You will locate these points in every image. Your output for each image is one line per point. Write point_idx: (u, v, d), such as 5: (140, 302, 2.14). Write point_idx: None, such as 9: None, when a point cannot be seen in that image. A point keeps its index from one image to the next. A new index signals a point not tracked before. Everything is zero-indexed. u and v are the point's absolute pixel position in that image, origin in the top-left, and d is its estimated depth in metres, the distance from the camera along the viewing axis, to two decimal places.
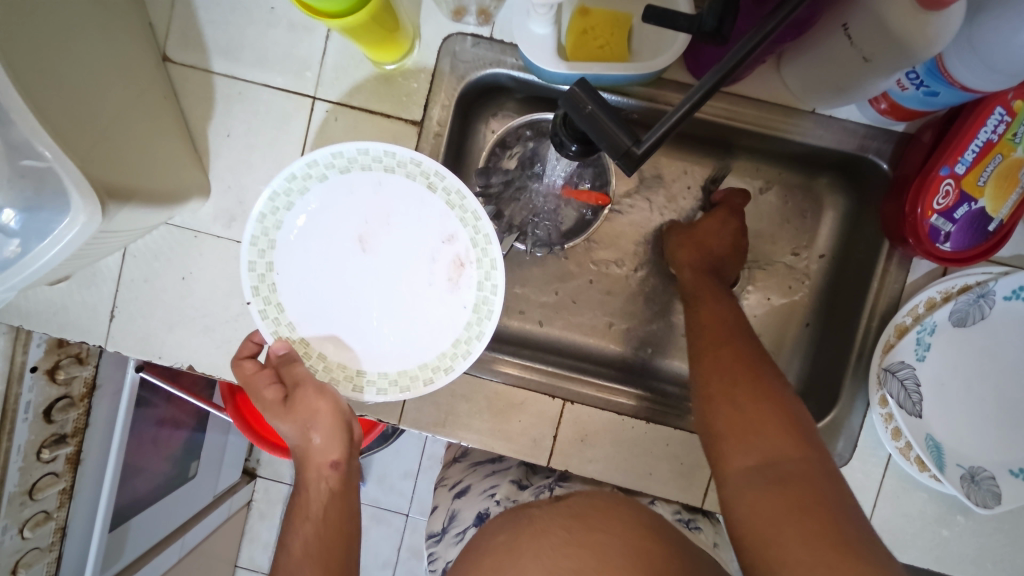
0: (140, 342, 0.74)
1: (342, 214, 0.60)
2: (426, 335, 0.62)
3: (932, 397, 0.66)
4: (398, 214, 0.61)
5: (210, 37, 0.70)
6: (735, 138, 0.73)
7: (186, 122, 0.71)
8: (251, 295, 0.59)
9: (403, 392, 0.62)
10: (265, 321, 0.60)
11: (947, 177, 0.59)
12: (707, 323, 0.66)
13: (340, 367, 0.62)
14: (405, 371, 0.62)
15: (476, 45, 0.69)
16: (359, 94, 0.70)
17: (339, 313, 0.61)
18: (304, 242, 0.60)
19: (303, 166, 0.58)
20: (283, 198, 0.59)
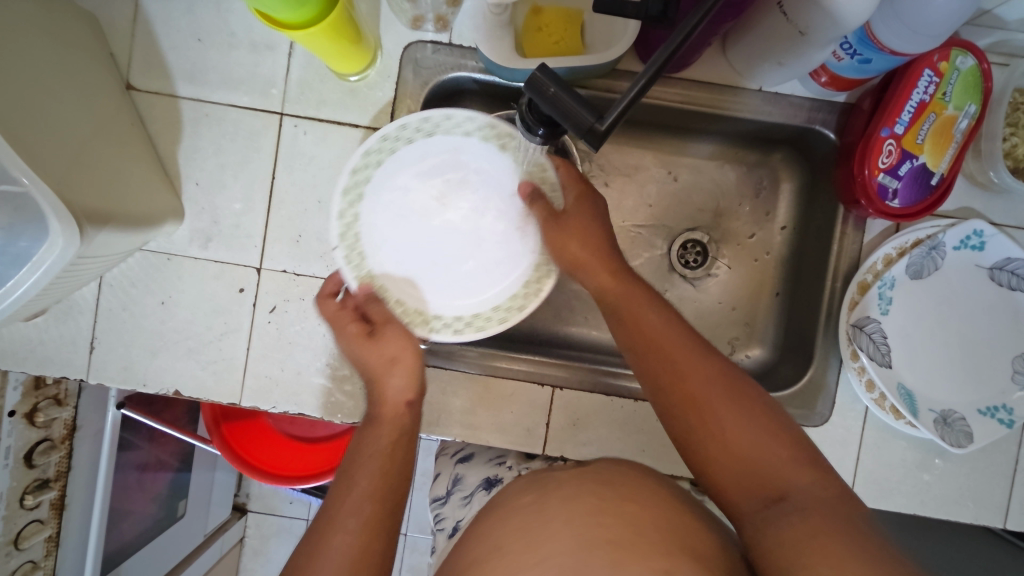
0: (123, 371, 0.73)
1: (423, 168, 0.65)
2: (497, 279, 0.66)
3: (899, 348, 0.70)
4: (473, 174, 0.66)
5: (173, 62, 0.71)
6: (691, 122, 0.77)
7: (154, 147, 0.72)
8: (338, 242, 0.63)
9: (479, 332, 0.65)
10: (349, 267, 0.63)
11: (889, 138, 0.63)
12: (654, 337, 0.59)
13: (416, 310, 0.65)
14: (480, 314, 0.65)
15: (436, 52, 0.71)
16: (325, 106, 0.72)
17: (415, 259, 0.65)
18: (383, 195, 0.64)
19: (392, 128, 0.62)
20: (374, 155, 0.63)
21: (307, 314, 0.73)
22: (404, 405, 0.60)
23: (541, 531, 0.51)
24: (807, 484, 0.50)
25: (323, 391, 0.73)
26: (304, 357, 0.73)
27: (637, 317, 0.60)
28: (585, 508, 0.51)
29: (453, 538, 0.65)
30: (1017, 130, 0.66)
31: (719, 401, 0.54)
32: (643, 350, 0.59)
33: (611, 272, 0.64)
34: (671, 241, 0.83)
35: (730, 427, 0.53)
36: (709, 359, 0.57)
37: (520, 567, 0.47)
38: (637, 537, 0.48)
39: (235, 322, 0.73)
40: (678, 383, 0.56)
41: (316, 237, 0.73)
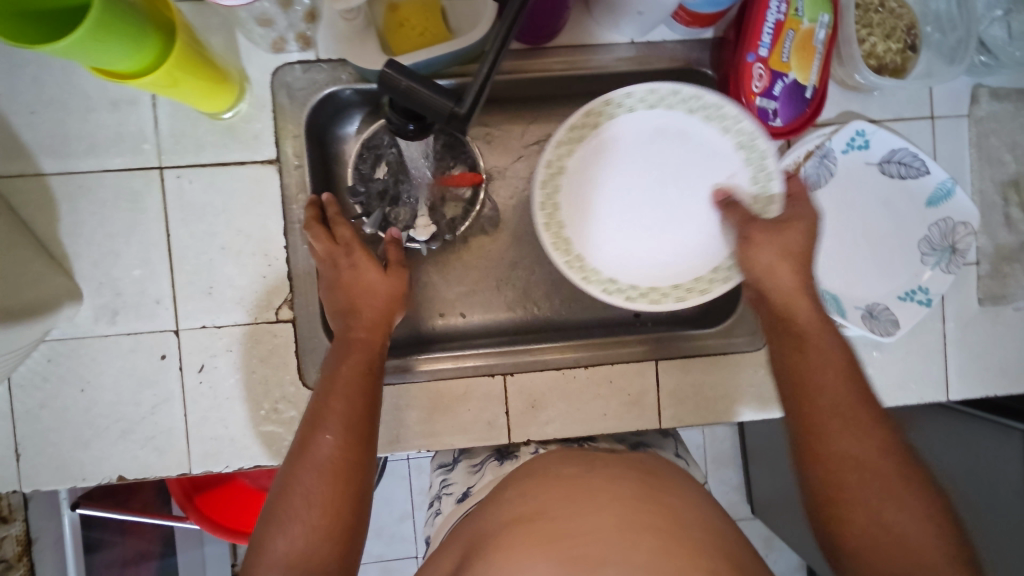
0: (57, 471, 0.69)
1: (643, 142, 0.70)
2: (671, 254, 0.72)
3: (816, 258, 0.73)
4: (673, 146, 0.70)
5: (31, 139, 0.67)
6: (578, 88, 0.77)
7: (32, 232, 0.67)
8: (539, 188, 0.69)
9: (654, 304, 0.70)
10: (541, 213, 0.69)
11: (757, 62, 0.66)
12: (828, 390, 0.54)
13: (591, 268, 0.70)
14: (655, 286, 0.71)
15: (307, 71, 0.70)
16: (206, 150, 0.69)
17: (638, 221, 0.72)
18: (585, 193, 0.71)
19: (565, 132, 0.68)
20: (579, 129, 0.68)
21: (238, 365, 0.70)
22: (365, 338, 0.63)
23: (589, 501, 0.51)
24: (925, 552, 0.47)
25: (275, 437, 0.71)
26: (248, 410, 0.71)
27: (812, 353, 0.56)
28: (629, 489, 0.53)
29: (461, 502, 0.65)
30: (872, 29, 0.70)
31: (888, 476, 0.50)
32: (807, 391, 0.55)
33: (805, 303, 0.59)
34: None
35: (890, 497, 0.49)
36: (881, 429, 0.52)
37: (560, 536, 0.47)
38: (677, 526, 0.48)
39: (165, 392, 0.70)
40: (849, 435, 0.52)
41: (229, 285, 0.70)
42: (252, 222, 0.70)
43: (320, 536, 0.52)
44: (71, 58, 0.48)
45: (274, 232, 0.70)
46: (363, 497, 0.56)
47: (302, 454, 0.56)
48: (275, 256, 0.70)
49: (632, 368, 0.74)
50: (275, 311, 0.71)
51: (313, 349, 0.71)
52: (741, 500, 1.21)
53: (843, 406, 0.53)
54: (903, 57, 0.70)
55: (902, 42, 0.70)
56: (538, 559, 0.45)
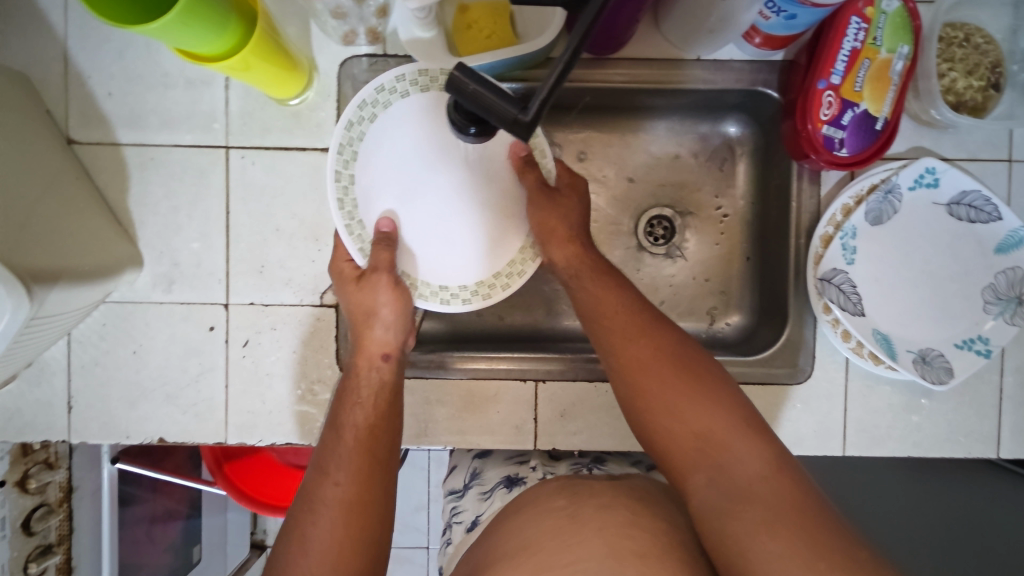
0: (104, 426, 0.73)
1: (411, 137, 0.59)
2: (443, 249, 0.61)
3: (870, 295, 0.71)
4: (437, 126, 0.59)
5: (111, 110, 0.71)
6: (638, 100, 0.77)
7: (104, 198, 0.71)
8: (337, 203, 0.58)
9: (487, 300, 0.61)
10: (352, 237, 0.59)
11: (827, 89, 0.64)
12: (625, 329, 0.61)
13: (424, 282, 0.61)
14: (483, 281, 0.61)
15: (373, 65, 0.71)
16: (270, 134, 0.71)
17: (431, 235, 0.61)
18: (393, 186, 0.59)
19: (354, 111, 0.58)
20: (357, 127, 0.58)
21: (281, 344, 0.73)
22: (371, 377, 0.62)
23: (574, 532, 0.51)
24: (744, 458, 0.54)
25: (308, 418, 0.73)
26: (285, 388, 0.73)
27: (597, 300, 0.63)
28: (615, 519, 0.52)
29: (472, 531, 0.67)
30: (953, 64, 0.67)
31: (682, 384, 0.58)
32: (608, 349, 0.61)
33: (591, 269, 0.65)
34: (637, 219, 0.83)
35: (682, 405, 0.57)
36: (669, 354, 0.59)
37: (550, 566, 0.48)
38: (662, 554, 0.49)
39: (209, 362, 0.72)
40: (639, 366, 0.59)
41: (279, 265, 0.72)
42: (307, 207, 0.72)
43: (337, 547, 0.53)
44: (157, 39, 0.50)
45: (327, 219, 0.72)
46: (380, 537, 0.56)
47: (310, 497, 0.56)
48: (325, 242, 0.72)
49: None
50: (320, 296, 0.72)
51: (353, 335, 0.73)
52: None
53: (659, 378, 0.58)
54: (984, 95, 0.67)
55: (984, 79, 0.67)
56: None
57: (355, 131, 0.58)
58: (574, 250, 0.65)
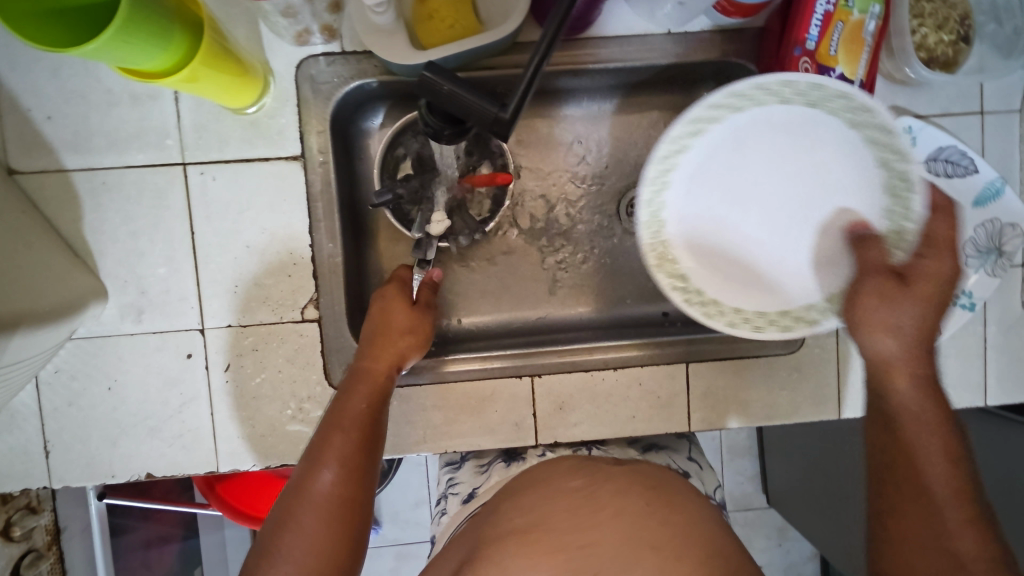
0: (86, 468, 0.69)
1: (762, 151, 0.64)
2: (774, 265, 0.66)
3: None
4: (757, 151, 0.64)
5: (52, 134, 0.66)
6: (610, 79, 0.75)
7: (56, 230, 0.66)
8: (642, 206, 0.65)
9: (757, 330, 0.65)
10: (647, 225, 0.65)
11: (802, 56, 0.62)
12: (917, 424, 0.49)
13: (698, 291, 0.66)
14: (749, 312, 0.65)
15: (331, 64, 0.67)
16: (229, 146, 0.67)
17: (760, 233, 0.66)
18: (715, 213, 0.66)
19: (681, 127, 0.61)
20: (682, 150, 0.63)
21: (264, 365, 0.70)
22: (372, 376, 0.63)
23: (589, 516, 0.49)
24: None
25: (301, 437, 0.71)
26: (274, 410, 0.70)
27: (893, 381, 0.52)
28: (630, 505, 0.50)
29: (467, 502, 0.65)
30: (923, 20, 0.66)
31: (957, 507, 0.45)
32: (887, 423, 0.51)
33: (917, 362, 0.52)
34: (619, 201, 0.80)
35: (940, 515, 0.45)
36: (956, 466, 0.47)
37: (564, 549, 0.46)
38: (685, 543, 0.47)
39: (191, 391, 0.69)
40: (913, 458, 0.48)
41: (254, 284, 0.69)
42: (277, 220, 0.68)
43: (316, 551, 0.52)
44: (96, 59, 0.46)
45: (300, 231, 0.69)
46: (364, 521, 0.56)
47: (300, 489, 0.55)
48: (300, 254, 0.69)
49: (663, 369, 0.72)
50: (301, 311, 0.69)
51: (339, 349, 0.70)
52: (755, 492, 1.21)
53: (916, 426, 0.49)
54: (955, 49, 0.66)
55: (955, 33, 0.66)
56: (539, 566, 0.45)
57: (888, 161, 0.61)
58: (889, 315, 0.54)
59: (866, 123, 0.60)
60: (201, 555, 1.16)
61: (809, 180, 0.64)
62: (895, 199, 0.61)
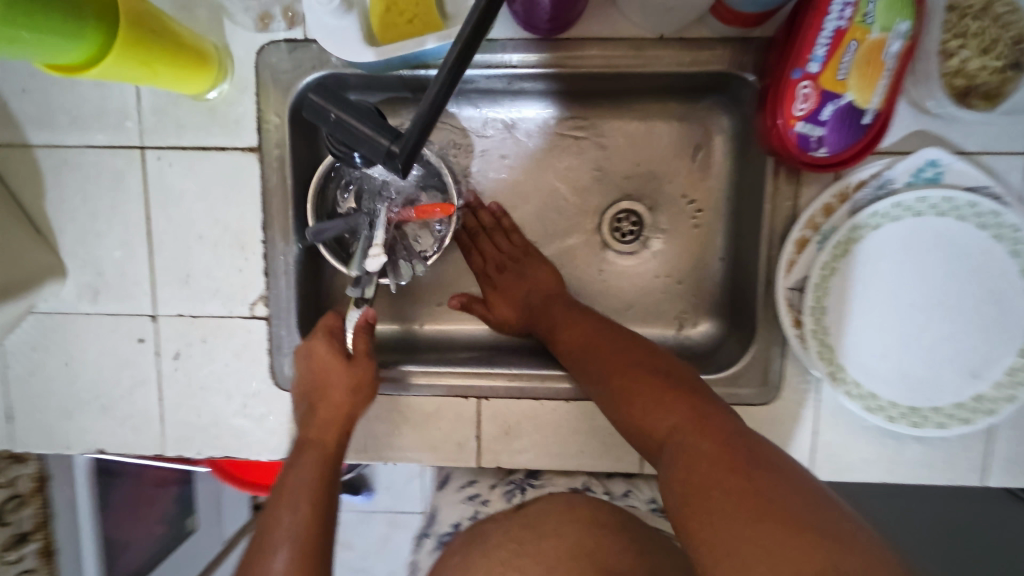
0: (45, 436, 0.72)
1: (917, 263, 0.60)
2: (891, 373, 0.61)
3: (858, 303, 0.61)
4: (935, 248, 0.59)
5: (18, 108, 0.65)
6: (597, 83, 0.68)
7: (20, 204, 0.67)
8: (810, 290, 0.60)
9: (870, 413, 0.61)
10: (811, 319, 0.60)
11: (803, 80, 0.54)
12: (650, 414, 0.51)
13: (855, 378, 0.61)
14: (882, 401, 0.61)
15: (293, 51, 0.64)
16: (187, 132, 0.65)
17: (893, 330, 0.61)
18: (851, 308, 0.61)
19: (913, 198, 0.58)
20: (878, 218, 0.59)
21: (212, 356, 0.69)
22: (318, 440, 0.58)
23: None
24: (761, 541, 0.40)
25: (244, 431, 0.70)
26: (220, 402, 0.70)
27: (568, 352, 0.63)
28: None
29: None
30: (967, 40, 0.55)
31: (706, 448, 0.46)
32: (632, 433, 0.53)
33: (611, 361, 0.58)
34: (599, 216, 0.75)
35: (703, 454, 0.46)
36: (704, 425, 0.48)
37: None
38: None
39: (142, 374, 0.70)
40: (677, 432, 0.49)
41: (205, 275, 0.68)
42: (232, 212, 0.67)
43: None
44: (21, 57, 0.45)
45: (253, 225, 0.67)
46: None
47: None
48: (252, 249, 0.67)
49: None
50: (250, 307, 0.68)
51: (286, 350, 0.69)
52: None
53: (684, 431, 0.48)
54: (1002, 77, 0.55)
55: (1003, 59, 0.55)
56: None
57: (1018, 252, 0.58)
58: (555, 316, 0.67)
59: (1010, 241, 0.58)
60: (196, 505, 1.18)
61: (936, 289, 0.60)
62: (1004, 387, 0.59)
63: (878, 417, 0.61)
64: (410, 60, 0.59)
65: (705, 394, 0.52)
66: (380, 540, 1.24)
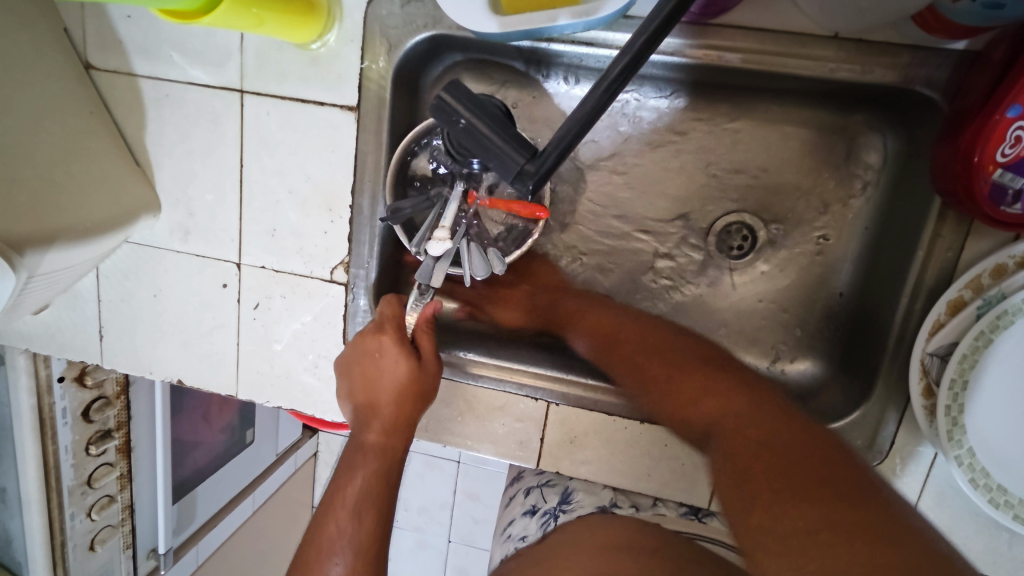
0: (131, 359, 0.75)
1: None
2: None
3: (1010, 385, 0.52)
4: None
5: (127, 34, 0.63)
6: (740, 79, 0.59)
7: (122, 134, 0.67)
8: (954, 360, 0.52)
9: (995, 509, 0.53)
10: (947, 394, 0.52)
11: (1018, 119, 0.44)
12: (670, 359, 0.55)
13: (984, 469, 0.53)
14: (1012, 498, 0.53)
15: (405, 6, 0.58)
16: (287, 82, 0.62)
17: None
18: (999, 387, 0.52)
19: None
20: None
21: (289, 313, 0.69)
22: (378, 448, 0.56)
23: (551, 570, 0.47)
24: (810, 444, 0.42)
25: (312, 390, 0.71)
26: (292, 358, 0.70)
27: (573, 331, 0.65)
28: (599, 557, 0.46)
29: None
30: None
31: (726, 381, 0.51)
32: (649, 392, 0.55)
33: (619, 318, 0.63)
34: (710, 225, 0.67)
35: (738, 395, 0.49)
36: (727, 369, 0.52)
37: None
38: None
39: (222, 318, 0.70)
40: (701, 373, 0.52)
41: (292, 232, 0.66)
42: (323, 171, 0.64)
43: None
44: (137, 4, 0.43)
45: (342, 188, 0.64)
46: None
47: None
48: (339, 213, 0.65)
49: None
50: (331, 271, 0.67)
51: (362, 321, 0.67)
52: None
53: (738, 419, 0.46)
54: None
55: None
56: None
57: None
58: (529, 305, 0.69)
59: None
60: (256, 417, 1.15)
61: None
62: None
63: (1005, 515, 0.53)
64: (536, 34, 0.52)
65: (770, 392, 0.49)
66: (416, 478, 1.24)
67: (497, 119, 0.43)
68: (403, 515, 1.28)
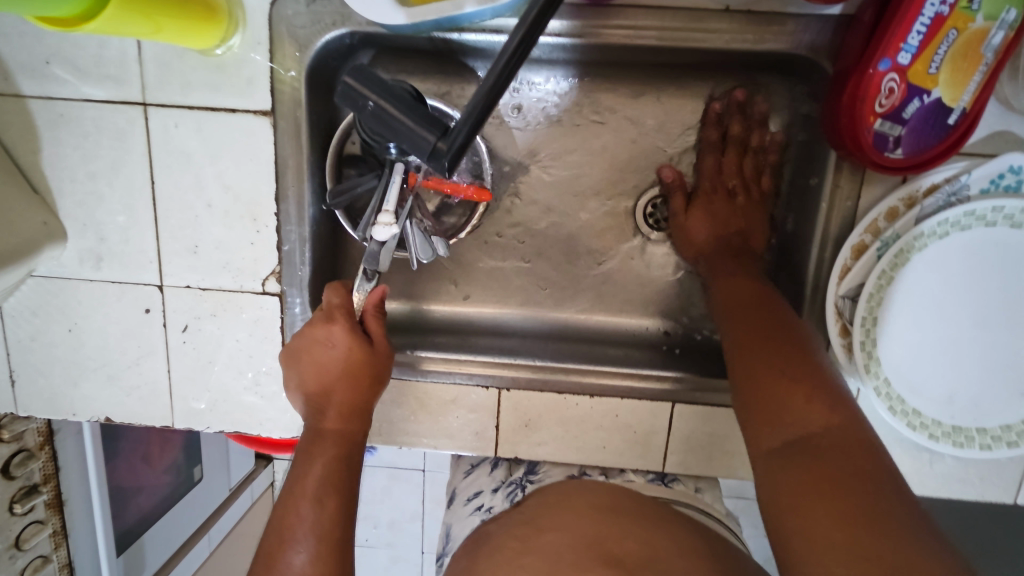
0: (49, 402, 0.69)
1: (982, 277, 0.56)
2: (938, 391, 0.58)
3: (912, 316, 0.57)
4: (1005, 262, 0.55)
5: (8, 53, 0.59)
6: (647, 57, 0.61)
7: (15, 161, 0.62)
8: (863, 300, 0.57)
9: (913, 431, 0.58)
10: (860, 330, 0.57)
11: (890, 72, 0.48)
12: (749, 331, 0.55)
13: (899, 395, 0.58)
14: (926, 418, 0.59)
15: (311, 4, 0.57)
16: (194, 91, 0.59)
17: (946, 347, 0.57)
18: (903, 319, 0.57)
19: (987, 207, 0.54)
20: (945, 227, 0.55)
21: (222, 332, 0.66)
22: (335, 435, 0.56)
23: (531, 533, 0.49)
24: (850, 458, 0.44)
25: (255, 409, 0.68)
26: (230, 377, 0.68)
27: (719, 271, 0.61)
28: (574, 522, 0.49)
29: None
30: None
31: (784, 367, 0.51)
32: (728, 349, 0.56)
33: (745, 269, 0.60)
34: (637, 199, 0.69)
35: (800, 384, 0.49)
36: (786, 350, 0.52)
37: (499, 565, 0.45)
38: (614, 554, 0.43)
39: (148, 345, 0.67)
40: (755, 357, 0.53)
41: (216, 246, 0.64)
42: (242, 180, 0.62)
43: None
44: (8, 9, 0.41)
45: (265, 195, 0.62)
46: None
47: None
48: (264, 222, 0.63)
49: (644, 404, 0.65)
50: (262, 283, 0.64)
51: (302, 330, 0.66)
52: None
53: (817, 435, 0.47)
54: None
55: None
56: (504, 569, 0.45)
57: None
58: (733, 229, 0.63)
59: None
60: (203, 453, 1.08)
61: (998, 306, 0.56)
62: None
63: (921, 435, 0.58)
64: (444, 23, 0.52)
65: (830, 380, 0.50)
66: (381, 492, 1.21)
67: (406, 101, 0.45)
68: (371, 532, 1.24)
